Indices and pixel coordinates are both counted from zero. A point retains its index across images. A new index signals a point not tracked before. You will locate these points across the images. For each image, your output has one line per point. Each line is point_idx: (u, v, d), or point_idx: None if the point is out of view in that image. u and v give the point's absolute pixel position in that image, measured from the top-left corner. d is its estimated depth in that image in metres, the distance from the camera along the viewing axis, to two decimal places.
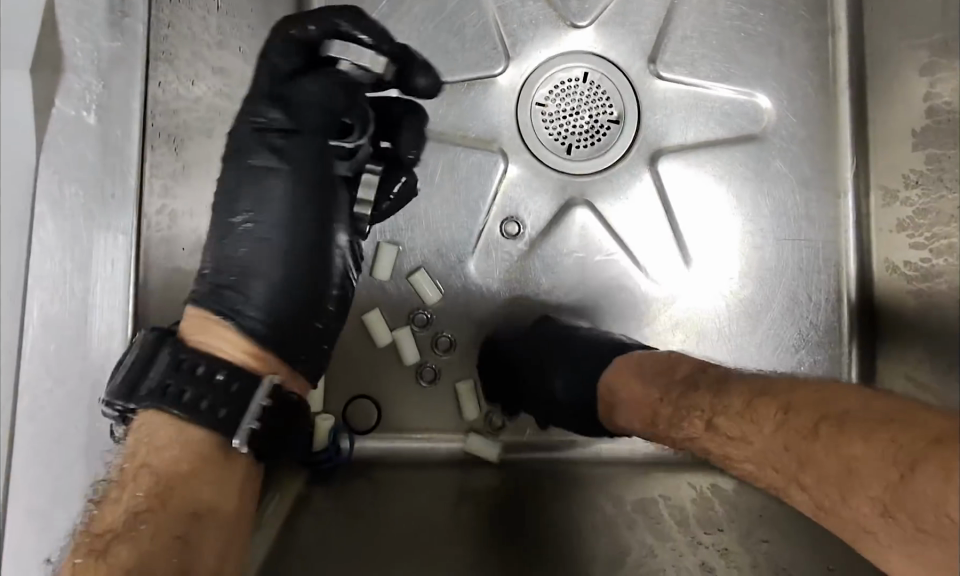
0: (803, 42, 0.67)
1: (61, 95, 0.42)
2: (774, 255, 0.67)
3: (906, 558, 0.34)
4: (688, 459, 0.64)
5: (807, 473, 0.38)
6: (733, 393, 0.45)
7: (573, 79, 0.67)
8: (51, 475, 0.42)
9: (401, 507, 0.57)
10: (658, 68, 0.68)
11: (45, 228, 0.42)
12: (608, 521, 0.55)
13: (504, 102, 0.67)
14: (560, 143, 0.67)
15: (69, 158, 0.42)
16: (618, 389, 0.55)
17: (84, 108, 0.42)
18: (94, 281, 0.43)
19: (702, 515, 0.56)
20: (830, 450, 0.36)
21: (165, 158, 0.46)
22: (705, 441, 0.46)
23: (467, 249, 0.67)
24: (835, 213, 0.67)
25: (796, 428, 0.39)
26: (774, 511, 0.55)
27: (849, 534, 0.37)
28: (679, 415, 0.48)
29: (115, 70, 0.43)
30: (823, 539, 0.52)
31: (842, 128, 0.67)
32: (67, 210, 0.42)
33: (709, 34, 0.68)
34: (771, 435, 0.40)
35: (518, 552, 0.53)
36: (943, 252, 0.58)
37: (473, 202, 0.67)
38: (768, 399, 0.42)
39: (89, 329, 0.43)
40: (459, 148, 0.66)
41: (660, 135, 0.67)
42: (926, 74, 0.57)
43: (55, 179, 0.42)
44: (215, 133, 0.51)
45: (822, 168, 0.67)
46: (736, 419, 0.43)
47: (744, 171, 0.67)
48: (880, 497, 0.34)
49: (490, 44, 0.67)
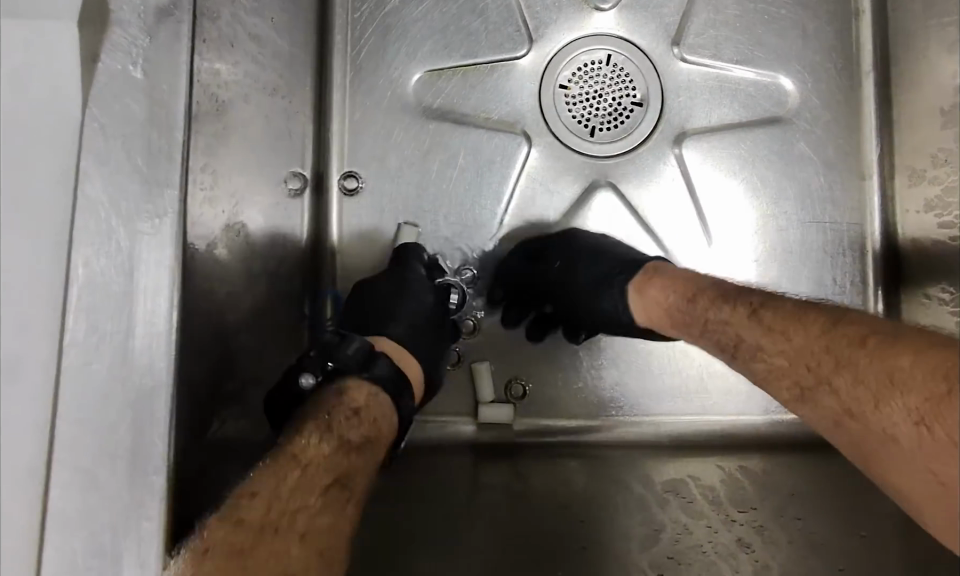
0: (819, 30, 0.67)
1: (107, 48, 0.39)
2: (798, 238, 0.66)
3: (917, 466, 0.36)
4: (718, 438, 0.64)
5: (842, 375, 0.40)
6: (781, 302, 0.47)
7: (596, 62, 0.67)
8: (86, 483, 0.36)
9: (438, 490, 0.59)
10: (681, 50, 0.67)
11: (92, 184, 0.38)
12: (638, 501, 0.58)
13: (525, 84, 0.67)
14: (583, 126, 0.66)
15: (119, 112, 0.39)
16: (658, 280, 0.55)
17: (132, 63, 0.39)
18: (140, 240, 0.38)
19: (732, 493, 0.58)
20: (876, 361, 0.39)
21: (213, 125, 0.47)
22: (742, 328, 0.47)
23: (491, 235, 0.66)
24: (861, 195, 0.66)
25: (846, 339, 0.41)
26: (807, 490, 0.58)
27: (869, 438, 0.39)
28: (725, 300, 0.49)
29: (165, 25, 0.40)
30: (849, 518, 0.56)
31: (867, 112, 0.66)
32: (114, 165, 0.38)
33: (734, 16, 0.67)
34: (817, 338, 0.43)
35: (568, 525, 0.57)
36: None
37: (497, 186, 0.66)
38: (818, 312, 0.44)
39: (135, 293, 0.38)
40: (484, 133, 0.66)
41: (683, 119, 0.66)
42: (952, 53, 0.57)
43: (99, 136, 0.38)
44: (250, 104, 0.53)
45: (844, 154, 0.66)
46: (783, 317, 0.45)
47: (769, 154, 0.66)
48: (915, 408, 0.36)
49: (512, 25, 0.67)
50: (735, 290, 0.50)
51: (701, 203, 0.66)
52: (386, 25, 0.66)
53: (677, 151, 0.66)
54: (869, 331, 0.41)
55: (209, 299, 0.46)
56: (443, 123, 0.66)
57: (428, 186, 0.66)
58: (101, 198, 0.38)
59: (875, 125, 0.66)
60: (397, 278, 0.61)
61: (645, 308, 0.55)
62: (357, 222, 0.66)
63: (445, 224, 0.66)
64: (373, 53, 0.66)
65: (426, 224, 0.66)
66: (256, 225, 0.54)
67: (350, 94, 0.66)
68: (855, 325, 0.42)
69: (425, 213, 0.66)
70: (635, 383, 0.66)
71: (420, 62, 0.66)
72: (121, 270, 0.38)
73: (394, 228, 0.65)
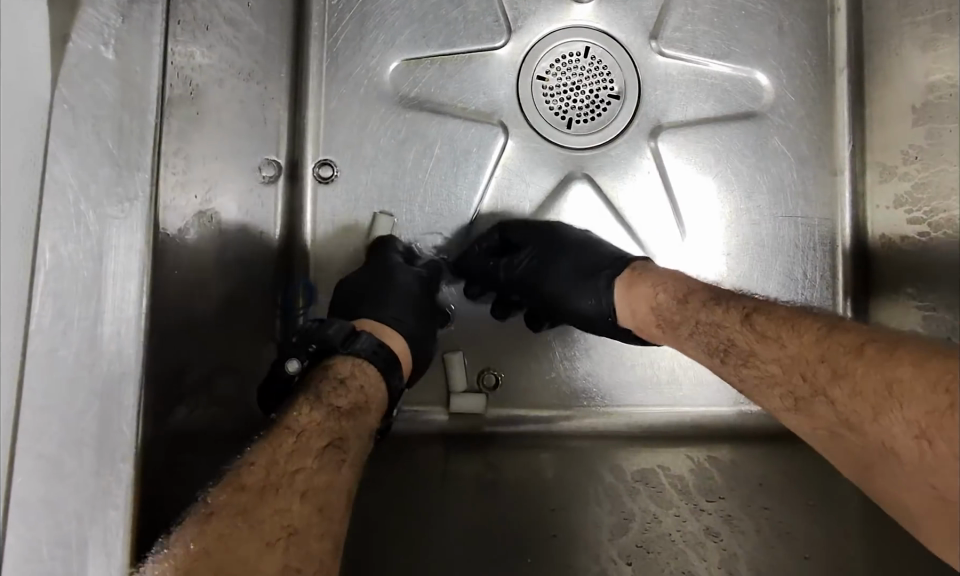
0: (795, 26, 0.68)
1: (79, 27, 0.38)
2: (771, 233, 0.67)
3: (922, 480, 0.36)
4: (689, 427, 0.65)
5: (837, 385, 0.41)
6: (772, 310, 0.47)
7: (574, 54, 0.67)
8: (54, 467, 0.36)
9: (410, 481, 0.59)
10: (659, 43, 0.67)
11: (60, 164, 0.37)
12: (607, 492, 0.58)
13: (503, 74, 0.66)
14: (560, 118, 0.66)
15: (89, 93, 0.38)
16: (648, 276, 0.56)
17: (103, 44, 0.38)
18: (109, 222, 0.37)
19: (701, 483, 0.59)
20: (872, 369, 0.39)
21: (186, 109, 0.46)
22: (736, 333, 0.48)
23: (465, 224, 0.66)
24: (833, 191, 0.67)
25: (843, 347, 0.41)
26: (777, 480, 0.59)
27: (873, 449, 0.39)
28: (718, 306, 0.50)
29: (138, 3, 0.39)
30: (825, 507, 0.56)
31: (841, 109, 0.67)
32: (85, 147, 0.38)
33: (712, 10, 0.67)
34: (813, 346, 0.43)
35: (550, 510, 0.57)
36: (935, 224, 0.58)
37: (475, 176, 0.66)
38: (813, 320, 0.44)
39: (104, 276, 0.37)
40: (462, 124, 0.66)
41: (660, 113, 0.67)
42: (925, 50, 0.58)
43: (69, 116, 0.38)
44: (224, 89, 0.52)
45: (817, 149, 0.67)
46: (776, 323, 0.46)
47: (744, 150, 0.67)
48: (916, 421, 0.36)
49: (490, 15, 0.66)
50: (730, 297, 0.50)
51: (676, 195, 0.66)
52: (364, 11, 0.66)
53: (653, 144, 0.66)
54: (863, 340, 0.41)
55: (180, 285, 0.45)
56: (420, 112, 0.66)
57: (404, 175, 0.65)
58: (70, 180, 0.37)
59: (848, 121, 0.67)
60: (374, 267, 0.62)
61: (631, 306, 0.56)
62: (332, 210, 0.65)
63: (420, 214, 0.66)
64: (350, 40, 0.66)
65: (401, 213, 0.65)
66: (229, 212, 0.54)
67: (326, 81, 0.65)
68: (849, 334, 0.42)
69: (400, 203, 0.65)
70: (607, 371, 0.65)
71: (398, 50, 0.66)
72: (90, 255, 0.37)
73: (369, 216, 0.65)
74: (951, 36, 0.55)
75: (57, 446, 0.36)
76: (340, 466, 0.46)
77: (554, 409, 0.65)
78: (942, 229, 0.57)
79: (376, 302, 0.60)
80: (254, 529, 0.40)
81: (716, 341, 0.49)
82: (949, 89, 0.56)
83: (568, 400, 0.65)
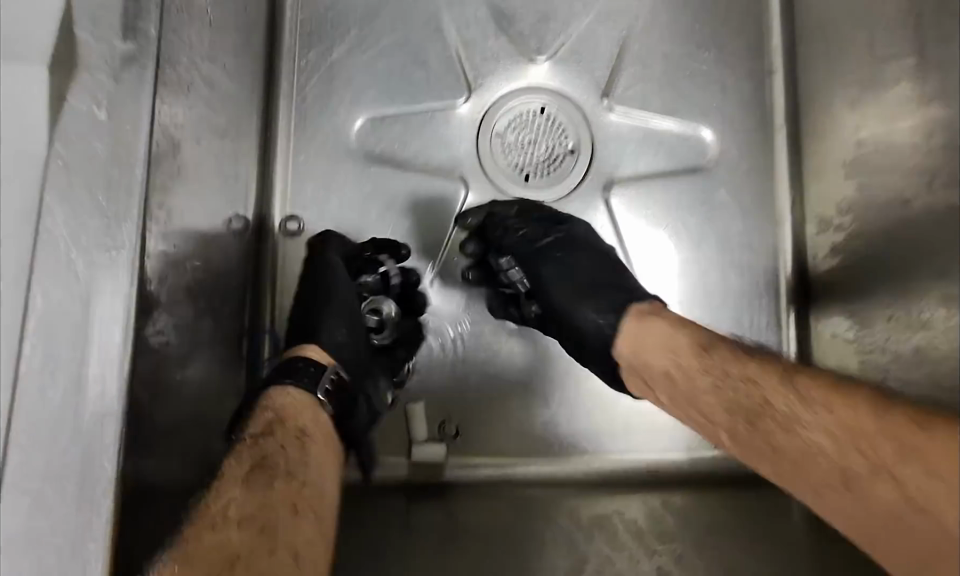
0: (735, 88, 0.73)
1: (74, 91, 0.40)
2: (719, 282, 0.70)
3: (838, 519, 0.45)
4: (646, 474, 0.67)
5: (877, 476, 0.43)
6: (814, 375, 0.48)
7: (531, 111, 0.71)
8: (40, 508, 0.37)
9: (374, 528, 0.63)
10: (610, 102, 0.71)
11: (54, 218, 0.38)
12: (557, 537, 0.63)
13: (464, 130, 0.70)
14: (519, 172, 0.70)
15: (84, 151, 0.39)
16: (638, 333, 0.56)
17: (96, 105, 0.40)
18: (97, 269, 0.39)
19: (653, 526, 0.64)
20: (916, 471, 0.41)
21: (168, 166, 0.48)
22: (733, 400, 0.50)
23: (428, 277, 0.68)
24: (775, 242, 0.71)
25: (851, 437, 0.44)
26: (716, 521, 0.64)
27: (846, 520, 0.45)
28: (717, 370, 0.51)
29: (128, 68, 0.42)
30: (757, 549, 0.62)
31: (780, 164, 0.72)
32: (78, 201, 0.39)
33: (658, 72, 0.72)
34: (822, 427, 0.46)
35: (509, 554, 0.62)
36: (868, 272, 0.62)
37: (436, 230, 0.68)
38: (857, 393, 0.46)
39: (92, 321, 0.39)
40: (424, 180, 0.69)
41: (613, 168, 0.71)
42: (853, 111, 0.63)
43: (64, 173, 0.39)
44: (202, 146, 0.55)
45: (760, 202, 0.71)
46: (781, 391, 0.48)
47: (691, 204, 0.71)
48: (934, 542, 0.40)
49: (452, 74, 0.70)
50: (720, 357, 0.52)
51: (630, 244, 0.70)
52: (333, 71, 0.69)
53: (606, 196, 0.70)
54: (902, 433, 0.43)
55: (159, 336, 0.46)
56: (385, 167, 0.69)
57: (370, 226, 0.68)
58: (61, 233, 0.39)
59: (788, 173, 0.72)
60: (315, 277, 0.60)
61: (639, 337, 0.56)
62: (300, 262, 0.67)
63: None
64: (319, 98, 0.69)
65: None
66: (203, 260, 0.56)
67: (296, 137, 0.68)
68: (877, 418, 0.44)
69: (366, 253, 0.68)
70: (576, 416, 0.67)
71: (364, 108, 0.69)
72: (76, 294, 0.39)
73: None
74: (875, 99, 0.60)
75: (43, 489, 0.37)
76: (299, 498, 0.48)
77: (516, 457, 0.66)
78: (874, 277, 0.62)
79: (333, 308, 0.59)
80: (239, 521, 0.45)
81: (694, 411, 0.53)
82: (874, 147, 0.61)
83: (530, 447, 0.67)
